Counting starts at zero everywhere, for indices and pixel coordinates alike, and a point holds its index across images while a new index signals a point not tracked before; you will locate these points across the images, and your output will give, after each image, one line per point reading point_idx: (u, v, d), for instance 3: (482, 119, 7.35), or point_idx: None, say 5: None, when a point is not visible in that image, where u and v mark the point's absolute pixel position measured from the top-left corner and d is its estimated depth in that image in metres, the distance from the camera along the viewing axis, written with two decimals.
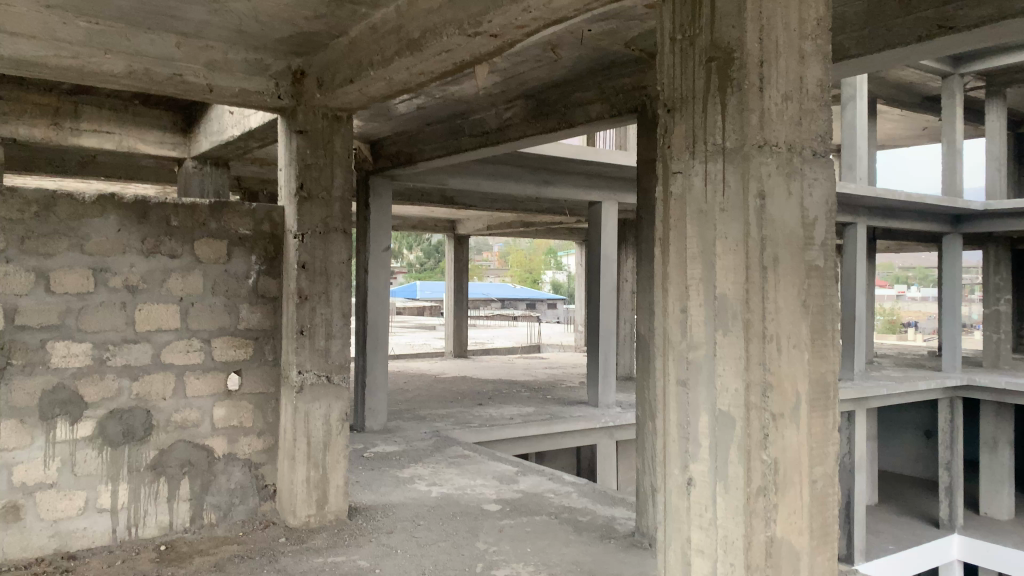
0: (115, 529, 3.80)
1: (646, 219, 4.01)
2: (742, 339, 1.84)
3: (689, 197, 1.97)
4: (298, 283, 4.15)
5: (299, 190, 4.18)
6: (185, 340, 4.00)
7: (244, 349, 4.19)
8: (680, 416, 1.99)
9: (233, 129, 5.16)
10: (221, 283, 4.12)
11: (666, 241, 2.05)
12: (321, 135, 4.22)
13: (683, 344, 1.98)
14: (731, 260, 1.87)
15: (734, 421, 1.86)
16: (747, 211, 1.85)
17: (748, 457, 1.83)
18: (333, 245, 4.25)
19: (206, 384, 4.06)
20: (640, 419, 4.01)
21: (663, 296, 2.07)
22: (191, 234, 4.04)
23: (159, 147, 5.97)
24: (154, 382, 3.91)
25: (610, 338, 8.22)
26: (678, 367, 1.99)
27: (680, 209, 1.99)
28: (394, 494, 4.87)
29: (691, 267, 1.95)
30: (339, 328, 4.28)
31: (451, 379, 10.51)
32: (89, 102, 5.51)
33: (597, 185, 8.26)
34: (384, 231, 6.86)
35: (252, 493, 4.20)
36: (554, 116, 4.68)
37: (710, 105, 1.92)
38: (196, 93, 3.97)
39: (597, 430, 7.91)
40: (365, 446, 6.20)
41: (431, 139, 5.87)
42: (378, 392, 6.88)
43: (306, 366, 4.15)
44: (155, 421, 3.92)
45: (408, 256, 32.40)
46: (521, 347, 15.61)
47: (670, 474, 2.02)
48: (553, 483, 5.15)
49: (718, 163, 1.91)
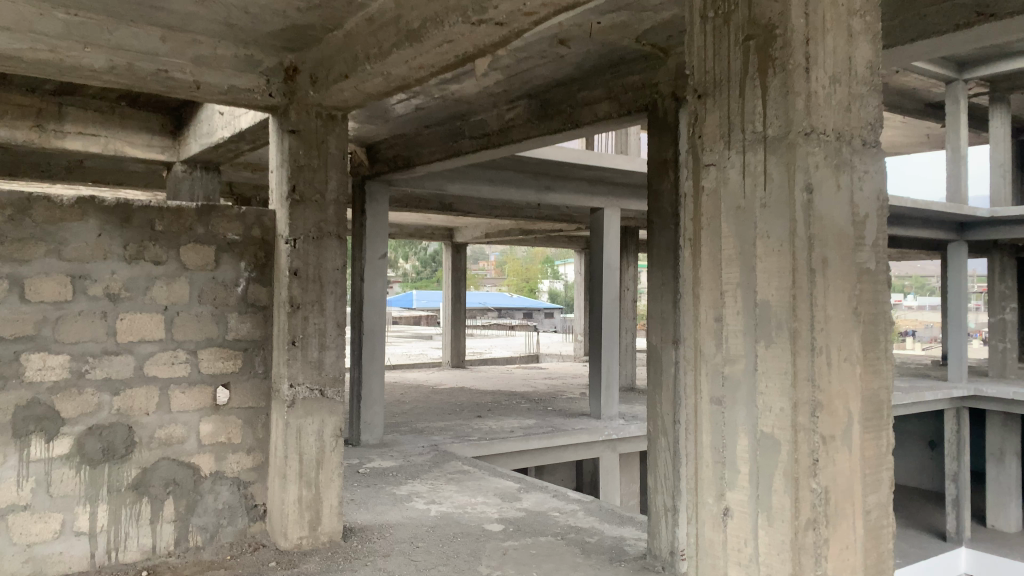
0: (93, 553, 3.56)
1: (657, 224, 3.81)
2: (788, 352, 1.62)
3: (724, 193, 1.76)
4: (290, 291, 3.92)
5: (291, 192, 3.96)
6: (170, 351, 3.78)
7: (233, 360, 3.97)
8: (714, 438, 1.77)
9: (223, 130, 4.95)
10: (208, 291, 3.90)
11: (697, 242, 1.84)
12: (315, 136, 4.01)
13: (717, 357, 1.77)
14: (774, 262, 1.65)
15: (779, 445, 1.63)
16: (792, 205, 1.64)
17: (795, 487, 1.60)
18: (327, 251, 4.04)
19: (192, 398, 3.83)
20: (651, 435, 3.80)
21: (693, 304, 1.86)
22: (177, 239, 3.82)
23: (147, 151, 5.75)
24: (137, 396, 3.68)
25: (613, 348, 8.01)
26: (711, 384, 1.78)
27: (715, 205, 1.78)
28: (391, 513, 4.63)
29: (727, 271, 1.74)
30: (333, 339, 4.06)
31: (449, 390, 10.28)
32: (74, 103, 5.30)
33: (600, 191, 8.04)
34: (380, 238, 6.64)
35: (241, 513, 3.97)
36: (559, 116, 4.48)
37: (748, 88, 1.71)
38: (182, 89, 3.75)
39: (600, 442, 7.69)
40: (360, 461, 5.97)
41: (430, 142, 5.67)
42: (374, 404, 6.65)
43: (298, 379, 3.92)
44: (137, 438, 3.68)
45: (405, 266, 32.24)
46: (519, 357, 15.41)
47: (703, 503, 1.80)
48: (558, 501, 4.91)
49: (759, 153, 1.69)
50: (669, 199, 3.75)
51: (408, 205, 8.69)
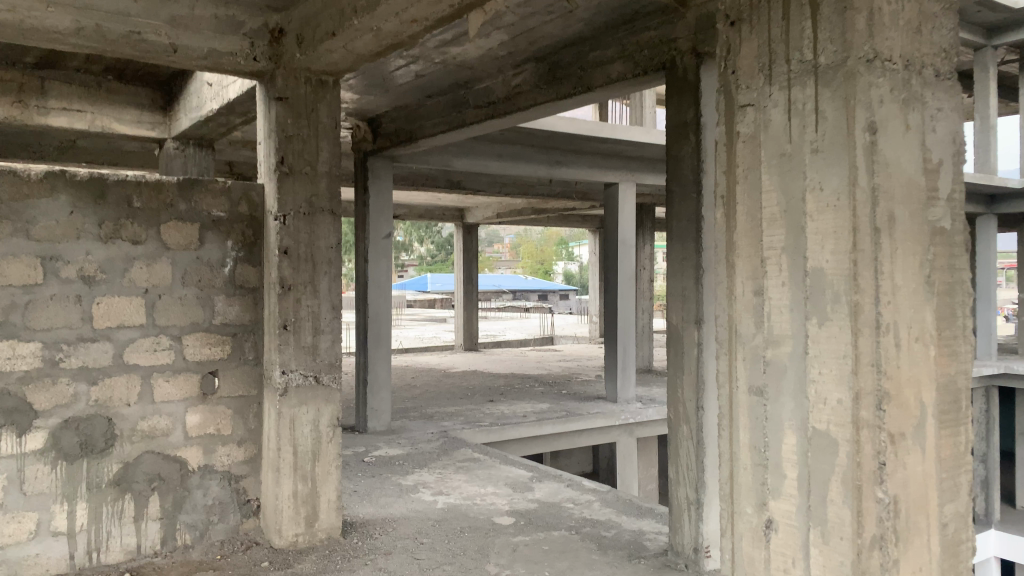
0: (73, 555, 3.32)
1: (677, 192, 3.51)
2: (848, 331, 1.31)
3: (765, 140, 1.45)
4: (280, 271, 3.63)
5: (279, 164, 3.66)
6: (152, 338, 3.51)
7: (221, 346, 3.70)
8: (755, 435, 1.47)
9: (211, 102, 4.65)
10: (192, 273, 3.62)
11: (730, 199, 1.53)
12: (304, 103, 3.71)
13: (758, 339, 1.46)
14: (830, 222, 1.34)
15: (837, 446, 1.33)
16: (851, 149, 1.32)
17: (858, 496, 1.30)
18: (320, 228, 3.74)
19: (178, 387, 3.57)
20: (672, 422, 3.52)
21: (724, 273, 1.55)
22: (157, 217, 3.54)
23: (136, 127, 5.45)
24: (116, 385, 3.42)
25: (630, 329, 7.72)
26: (750, 370, 1.48)
27: (752, 154, 1.47)
28: (395, 506, 4.36)
29: (770, 233, 1.43)
30: (328, 322, 3.77)
31: (461, 373, 10.02)
32: (57, 78, 5.02)
33: (614, 165, 7.67)
34: (384, 216, 6.33)
35: (233, 509, 3.71)
36: (569, 80, 4.15)
37: (793, 9, 1.40)
38: (158, 54, 3.44)
39: (616, 427, 7.41)
40: (364, 449, 5.71)
41: (433, 112, 5.36)
42: (381, 389, 6.38)
43: (291, 366, 3.64)
44: (118, 431, 3.43)
45: (419, 250, 32.03)
46: (534, 339, 15.13)
47: (740, 513, 1.50)
48: (572, 492, 4.62)
49: (808, 86, 1.38)
50: (690, 165, 3.43)
51: (415, 183, 8.38)
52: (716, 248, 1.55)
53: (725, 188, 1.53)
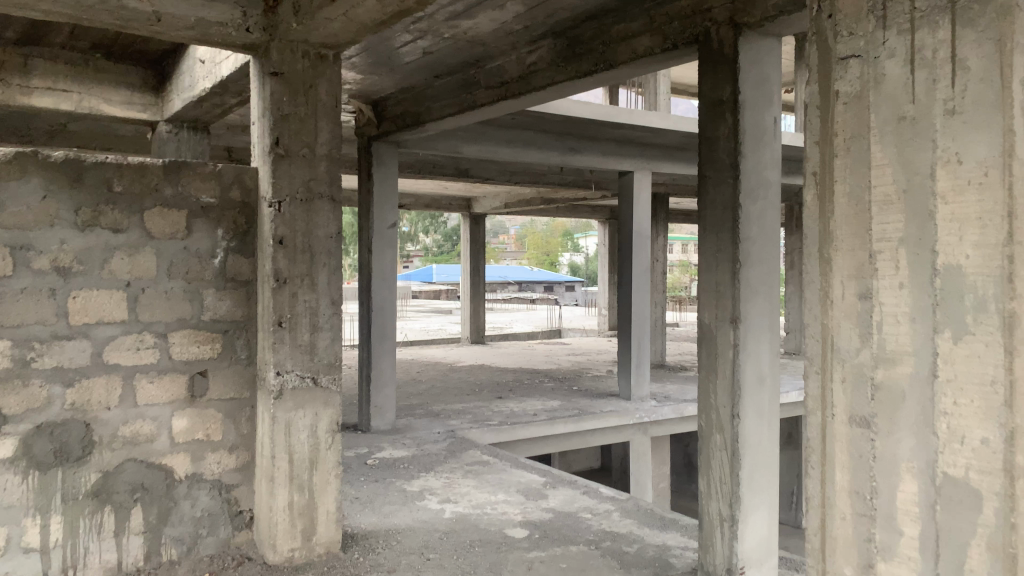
0: (46, 572, 3.03)
1: (712, 178, 3.22)
2: (999, 351, 1.13)
3: (875, 109, 1.28)
4: (275, 263, 3.32)
5: (275, 146, 3.33)
6: (135, 335, 3.21)
7: (212, 345, 3.39)
8: (857, 479, 1.32)
9: (204, 81, 4.32)
10: (179, 264, 3.31)
11: (826, 172, 1.36)
12: (302, 79, 3.39)
13: (864, 355, 1.30)
14: (977, 205, 1.14)
15: (983, 502, 1.15)
16: (1005, 109, 1.11)
17: (1010, 566, 1.13)
18: (318, 216, 3.42)
19: (163, 389, 3.27)
20: (702, 430, 3.23)
21: (819, 274, 1.38)
22: (141, 202, 3.23)
23: (127, 108, 5.10)
24: (95, 387, 3.12)
25: (645, 323, 7.39)
26: (854, 389, 1.32)
27: (858, 125, 1.30)
28: (399, 515, 4.06)
29: (890, 218, 1.26)
30: (328, 319, 3.46)
31: (468, 368, 9.70)
32: (40, 55, 4.68)
33: (629, 153, 7.31)
34: (389, 205, 6.01)
35: (223, 521, 3.41)
36: (590, 57, 3.82)
37: None
38: (140, 23, 3.13)
39: (630, 426, 7.10)
40: (367, 451, 5.41)
41: (442, 93, 5.03)
42: (385, 387, 6.08)
43: (287, 367, 3.34)
44: (96, 438, 3.13)
45: (424, 240, 31.74)
46: (542, 331, 14.82)
47: (835, 571, 1.37)
48: (590, 500, 4.32)
49: (941, 29, 1.18)
50: (727, 148, 3.15)
51: (421, 170, 8.04)
52: (807, 242, 1.39)
53: (820, 172, 1.37)
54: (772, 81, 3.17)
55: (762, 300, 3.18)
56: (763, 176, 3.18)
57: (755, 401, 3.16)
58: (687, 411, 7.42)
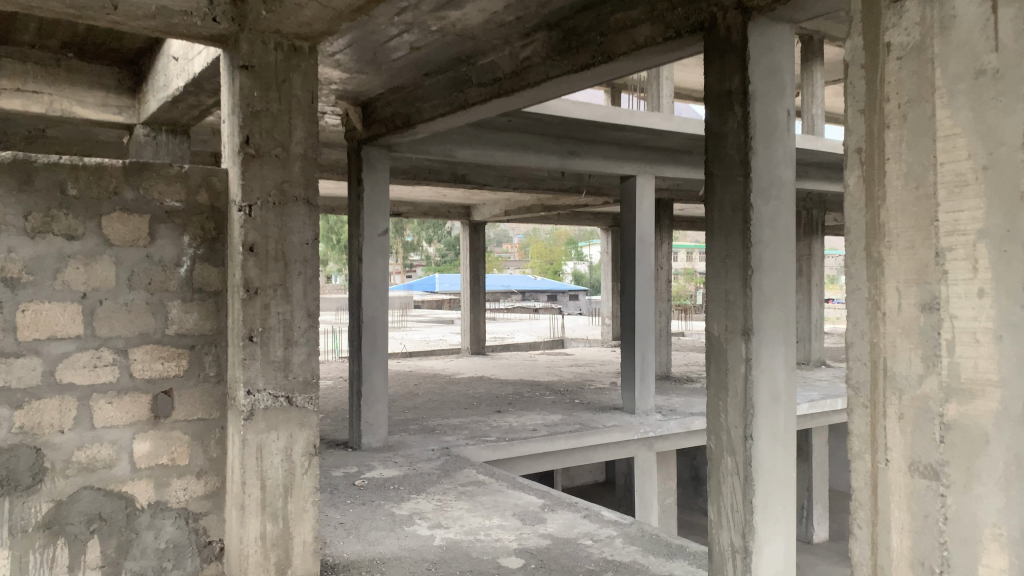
0: None
1: (720, 176, 2.96)
2: None
3: (931, 73, 1.20)
4: (244, 271, 3.05)
5: (244, 145, 3.07)
6: (92, 352, 2.95)
7: (177, 361, 3.12)
8: (922, 547, 1.22)
9: (178, 79, 4.07)
10: (140, 274, 3.05)
11: (883, 153, 1.28)
12: (274, 73, 3.14)
13: (929, 384, 1.20)
14: None
15: None
16: None
17: None
18: (292, 220, 3.16)
19: (123, 410, 3.00)
20: (712, 453, 2.97)
21: (875, 280, 1.29)
22: (99, 207, 2.97)
23: (102, 111, 4.86)
24: (47, 409, 2.86)
25: (648, 334, 7.12)
26: (919, 421, 1.22)
27: (916, 89, 1.22)
28: (386, 543, 3.78)
29: (962, 206, 1.16)
30: (303, 332, 3.19)
31: (467, 380, 9.41)
32: (9, 54, 4.44)
33: (631, 156, 7.05)
34: (380, 212, 5.75)
35: (190, 553, 3.13)
36: (586, 49, 3.57)
37: None
38: (96, 11, 2.89)
39: (634, 441, 6.82)
40: (357, 470, 5.13)
41: (432, 93, 4.78)
42: (377, 402, 5.80)
43: (258, 385, 3.07)
44: (48, 464, 2.86)
45: (427, 250, 31.51)
46: (544, 341, 14.53)
47: None
48: (590, 525, 4.03)
49: None
50: (736, 144, 2.89)
51: (416, 176, 7.78)
52: (854, 240, 1.34)
53: (867, 154, 1.32)
54: (784, 71, 2.92)
55: (777, 310, 2.92)
56: (776, 174, 2.92)
57: (770, 421, 2.89)
58: (692, 425, 7.13)
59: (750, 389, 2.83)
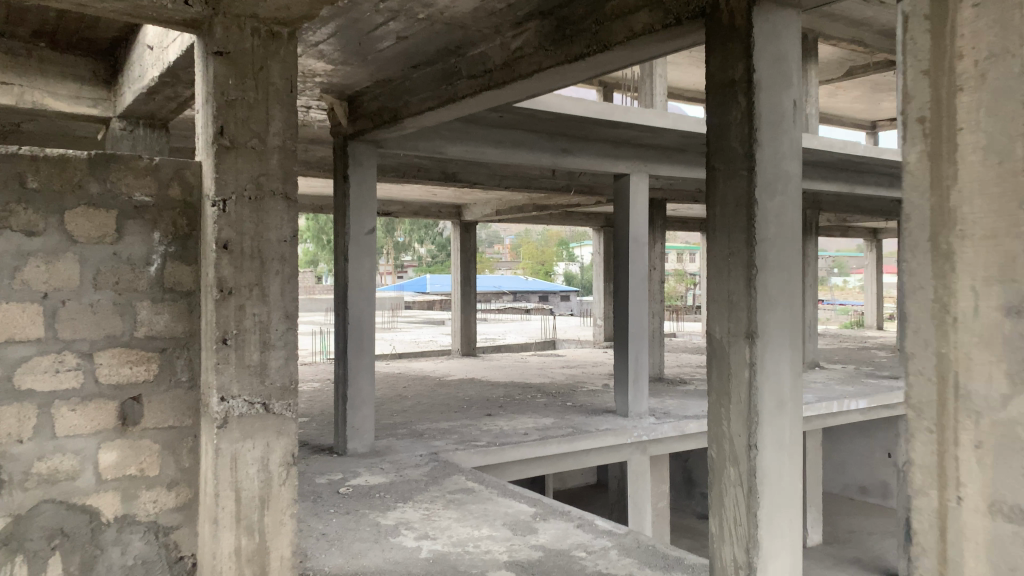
0: None
1: (722, 170, 2.79)
2: None
3: (1012, 26, 1.20)
4: (218, 270, 2.87)
5: (218, 136, 2.89)
6: (53, 356, 2.76)
7: (147, 366, 2.93)
8: None
9: (152, 69, 3.87)
10: (107, 272, 2.86)
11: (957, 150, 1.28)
12: (250, 60, 2.96)
13: (1017, 406, 1.18)
14: None
15: None
16: None
17: None
18: (269, 215, 2.98)
19: (86, 418, 2.81)
20: (714, 462, 2.81)
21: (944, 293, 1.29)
22: (61, 201, 2.78)
23: (75, 104, 4.66)
24: (4, 417, 2.67)
25: (642, 335, 6.95)
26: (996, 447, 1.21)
27: (998, 57, 1.21)
28: (369, 555, 3.60)
29: None
30: (281, 335, 3.00)
31: (457, 382, 9.22)
32: None
33: (625, 154, 6.88)
34: (367, 209, 5.57)
35: (160, 570, 2.95)
36: (580, 38, 3.40)
37: None
38: None
39: (627, 444, 6.65)
40: (341, 477, 4.95)
41: (420, 86, 4.61)
42: (363, 406, 5.61)
43: (232, 392, 2.89)
44: (5, 477, 2.67)
45: (419, 250, 31.25)
46: (536, 343, 14.33)
47: None
48: (584, 535, 3.86)
49: None
50: (739, 135, 2.72)
51: (405, 174, 7.60)
52: (917, 244, 1.33)
53: (932, 123, 1.31)
54: (790, 59, 2.75)
55: (783, 312, 2.76)
56: (781, 168, 2.75)
57: (775, 429, 2.73)
58: (687, 428, 6.97)
59: (756, 396, 2.66)
